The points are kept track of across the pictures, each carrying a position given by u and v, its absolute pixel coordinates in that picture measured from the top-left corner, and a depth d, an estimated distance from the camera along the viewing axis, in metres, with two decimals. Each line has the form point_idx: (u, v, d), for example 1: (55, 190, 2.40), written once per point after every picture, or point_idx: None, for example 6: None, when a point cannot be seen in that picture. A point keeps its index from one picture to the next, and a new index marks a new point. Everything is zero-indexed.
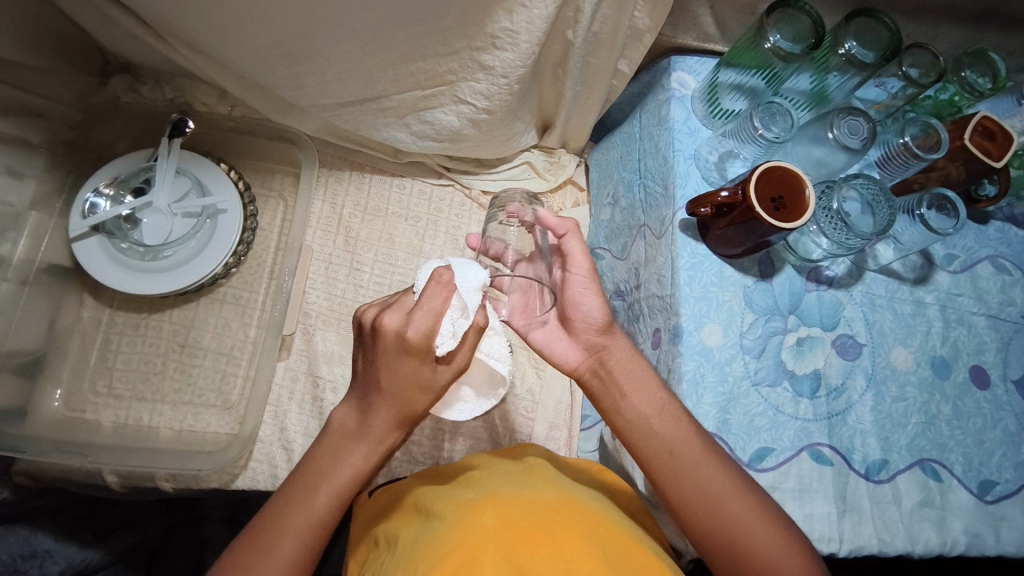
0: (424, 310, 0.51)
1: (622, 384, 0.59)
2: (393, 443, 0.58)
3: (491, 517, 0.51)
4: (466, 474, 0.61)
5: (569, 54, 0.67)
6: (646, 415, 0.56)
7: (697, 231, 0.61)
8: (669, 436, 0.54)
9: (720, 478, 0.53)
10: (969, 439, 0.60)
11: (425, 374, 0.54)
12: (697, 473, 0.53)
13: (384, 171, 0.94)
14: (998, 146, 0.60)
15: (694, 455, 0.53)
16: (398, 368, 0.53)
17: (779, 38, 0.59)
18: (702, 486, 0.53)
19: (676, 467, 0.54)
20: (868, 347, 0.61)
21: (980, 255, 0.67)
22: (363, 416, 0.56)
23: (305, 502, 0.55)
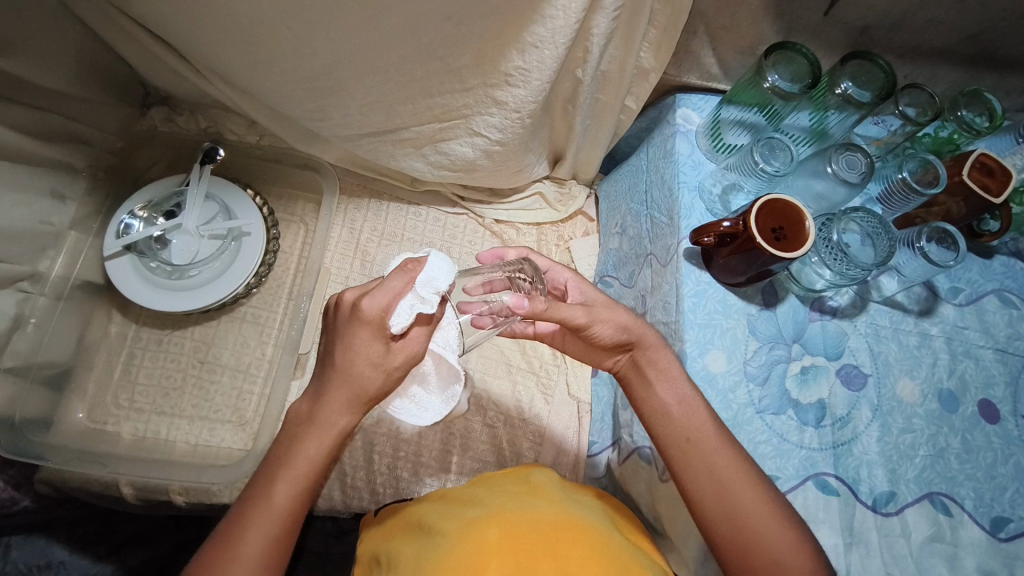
0: (386, 289, 0.52)
1: (648, 376, 0.58)
2: (346, 427, 0.56)
3: (495, 533, 0.52)
4: (469, 493, 0.61)
5: (579, 90, 0.71)
6: (662, 405, 0.56)
7: (701, 259, 0.63)
8: (688, 422, 0.54)
9: (735, 467, 0.52)
10: (980, 474, 0.60)
11: (377, 351, 0.53)
12: (715, 461, 0.53)
13: (401, 199, 0.98)
14: (997, 182, 0.61)
15: (714, 439, 0.53)
16: (357, 341, 0.52)
17: (777, 78, 0.62)
18: (718, 478, 0.52)
19: (692, 454, 0.53)
20: (873, 378, 0.61)
21: (985, 289, 0.67)
22: (314, 404, 0.55)
23: (264, 497, 0.53)
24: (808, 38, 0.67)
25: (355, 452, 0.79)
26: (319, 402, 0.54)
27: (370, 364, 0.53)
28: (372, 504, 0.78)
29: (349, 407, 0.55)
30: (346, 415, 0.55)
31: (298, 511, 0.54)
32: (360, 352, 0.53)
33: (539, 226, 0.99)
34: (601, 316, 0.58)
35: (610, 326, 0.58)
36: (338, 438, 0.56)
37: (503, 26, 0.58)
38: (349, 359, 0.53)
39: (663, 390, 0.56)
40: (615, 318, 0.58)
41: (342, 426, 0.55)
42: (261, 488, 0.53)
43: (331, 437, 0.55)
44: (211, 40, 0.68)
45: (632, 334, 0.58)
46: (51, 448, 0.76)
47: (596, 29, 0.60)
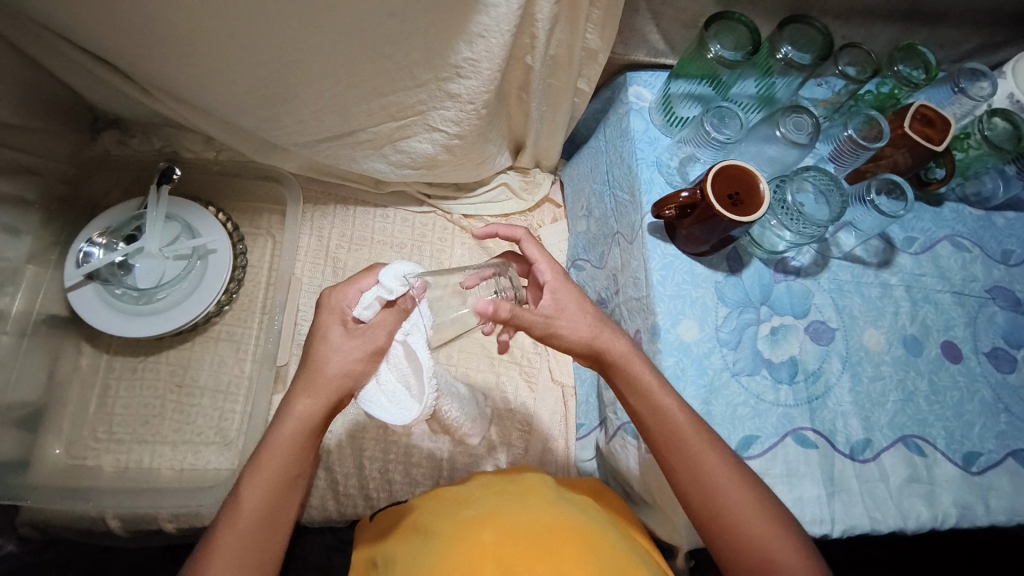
0: (357, 288, 0.59)
1: (619, 385, 0.57)
2: (311, 416, 0.56)
3: (490, 536, 0.53)
4: (464, 491, 0.61)
5: (531, 77, 0.72)
6: (640, 415, 0.56)
7: (665, 232, 0.64)
8: (668, 426, 0.54)
9: (720, 470, 0.53)
10: (948, 413, 0.62)
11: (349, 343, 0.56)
12: (695, 463, 0.53)
13: (367, 203, 0.98)
14: (939, 132, 0.64)
15: (693, 440, 0.53)
16: (332, 336, 0.57)
17: (721, 48, 0.63)
18: (706, 483, 0.53)
19: (675, 460, 0.54)
20: (840, 331, 0.63)
21: (939, 235, 0.69)
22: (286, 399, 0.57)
23: (237, 495, 0.55)
24: (747, 6, 0.68)
25: (344, 460, 0.79)
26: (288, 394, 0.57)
27: (343, 360, 0.55)
28: (367, 509, 0.78)
29: (305, 391, 0.56)
30: (301, 398, 0.56)
31: (272, 511, 0.55)
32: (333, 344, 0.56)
33: (508, 216, 0.99)
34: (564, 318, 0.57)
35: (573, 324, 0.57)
36: (305, 425, 0.56)
37: (449, 18, 0.59)
38: (323, 357, 0.56)
39: (640, 401, 0.55)
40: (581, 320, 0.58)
41: (301, 412, 0.56)
42: (235, 491, 0.55)
43: (295, 427, 0.56)
44: (153, 56, 0.66)
45: (594, 341, 0.58)
46: (29, 489, 0.74)
47: (540, 14, 0.61)
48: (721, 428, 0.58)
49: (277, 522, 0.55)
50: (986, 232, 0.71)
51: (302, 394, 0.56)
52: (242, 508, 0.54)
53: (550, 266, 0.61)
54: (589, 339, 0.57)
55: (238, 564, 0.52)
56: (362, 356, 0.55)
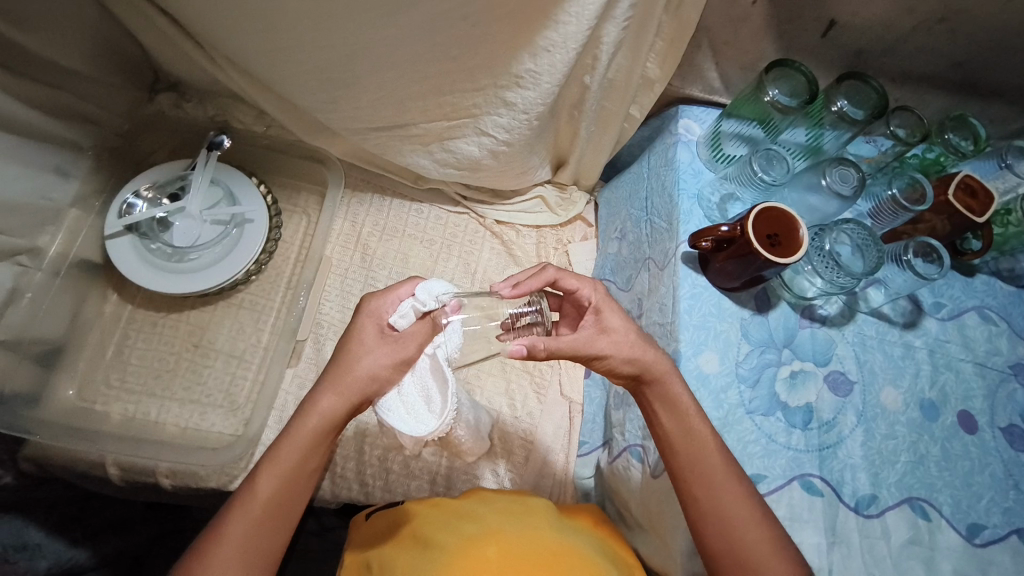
0: (393, 296, 0.64)
1: (652, 406, 0.57)
2: (332, 413, 0.59)
3: (493, 551, 0.54)
4: (468, 506, 0.62)
5: (586, 96, 0.74)
6: (670, 435, 0.56)
7: (698, 264, 0.65)
8: (695, 452, 0.55)
9: (740, 504, 0.53)
10: (957, 481, 0.62)
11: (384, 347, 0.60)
12: (717, 493, 0.53)
13: (404, 196, 1.00)
14: (981, 204, 0.65)
15: (719, 469, 0.54)
16: (365, 337, 0.61)
17: (777, 93, 0.64)
18: (723, 514, 0.53)
19: (695, 487, 0.54)
20: (859, 385, 0.64)
21: (967, 305, 0.70)
22: (311, 395, 0.60)
23: (250, 482, 0.56)
24: (806, 58, 0.70)
25: (346, 444, 0.79)
26: (313, 389, 0.60)
27: (373, 360, 0.60)
28: (361, 495, 0.78)
29: (332, 389, 0.59)
30: (328, 395, 0.59)
31: (284, 501, 0.57)
32: (365, 345, 0.60)
33: (539, 228, 1.00)
34: (602, 339, 0.58)
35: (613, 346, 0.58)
36: (328, 423, 0.59)
37: (519, 28, 0.61)
38: (356, 355, 0.60)
39: (672, 421, 0.56)
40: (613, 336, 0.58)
41: (327, 408, 0.59)
42: (250, 478, 0.57)
43: (316, 422, 0.59)
44: (230, 26, 0.69)
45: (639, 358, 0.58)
46: (37, 425, 0.75)
47: (606, 37, 0.63)
48: None
49: (288, 511, 0.57)
50: (1015, 308, 0.71)
51: (329, 392, 0.60)
52: (255, 495, 0.56)
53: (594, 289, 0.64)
54: (634, 355, 0.58)
55: (247, 548, 0.54)
56: (392, 363, 0.60)
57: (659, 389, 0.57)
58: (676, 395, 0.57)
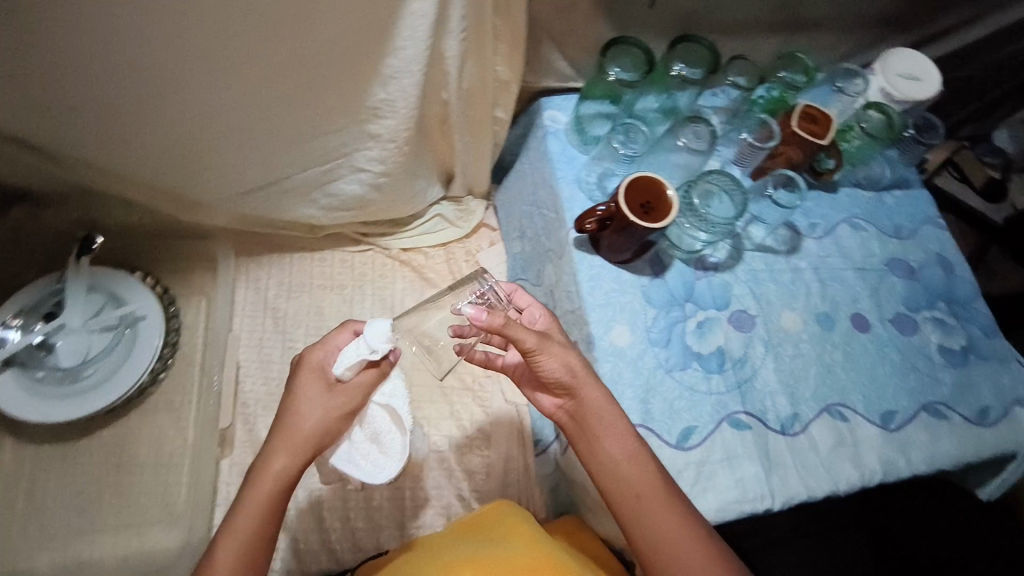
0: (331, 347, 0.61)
1: (595, 429, 0.57)
2: (285, 471, 0.57)
3: None
4: (449, 536, 0.64)
5: (449, 111, 0.75)
6: (616, 462, 0.56)
7: (591, 246, 0.68)
8: (638, 480, 0.56)
9: (679, 524, 0.55)
10: (863, 378, 0.68)
11: (328, 396, 0.59)
12: (659, 517, 0.55)
13: (303, 248, 0.98)
14: (823, 127, 0.70)
15: (661, 504, 0.55)
16: (310, 395, 0.59)
17: (619, 71, 0.69)
18: (664, 535, 0.55)
19: (640, 512, 0.56)
20: (760, 317, 0.69)
21: (837, 219, 0.76)
22: (259, 457, 0.58)
23: (208, 559, 0.54)
24: (643, 29, 0.74)
25: (303, 517, 0.77)
26: (261, 451, 0.58)
27: (321, 412, 0.59)
28: (332, 562, 0.76)
29: (283, 449, 0.57)
30: (280, 455, 0.57)
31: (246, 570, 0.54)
32: (311, 403, 0.59)
33: (446, 245, 1.02)
34: (550, 346, 0.56)
35: (556, 360, 0.56)
36: (283, 483, 0.57)
37: (358, 57, 0.62)
38: (301, 413, 0.58)
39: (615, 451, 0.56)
40: (567, 350, 0.57)
41: (277, 469, 0.57)
42: (208, 553, 0.55)
43: (271, 484, 0.57)
44: (56, 125, 0.65)
45: (571, 371, 0.56)
46: None
47: (448, 51, 0.64)
48: (663, 423, 0.62)
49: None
50: (879, 211, 0.78)
51: (279, 453, 0.57)
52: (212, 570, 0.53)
53: (540, 310, 0.64)
54: (568, 374, 0.56)
55: None
56: (342, 410, 0.60)
57: (594, 416, 0.57)
58: (613, 419, 0.57)
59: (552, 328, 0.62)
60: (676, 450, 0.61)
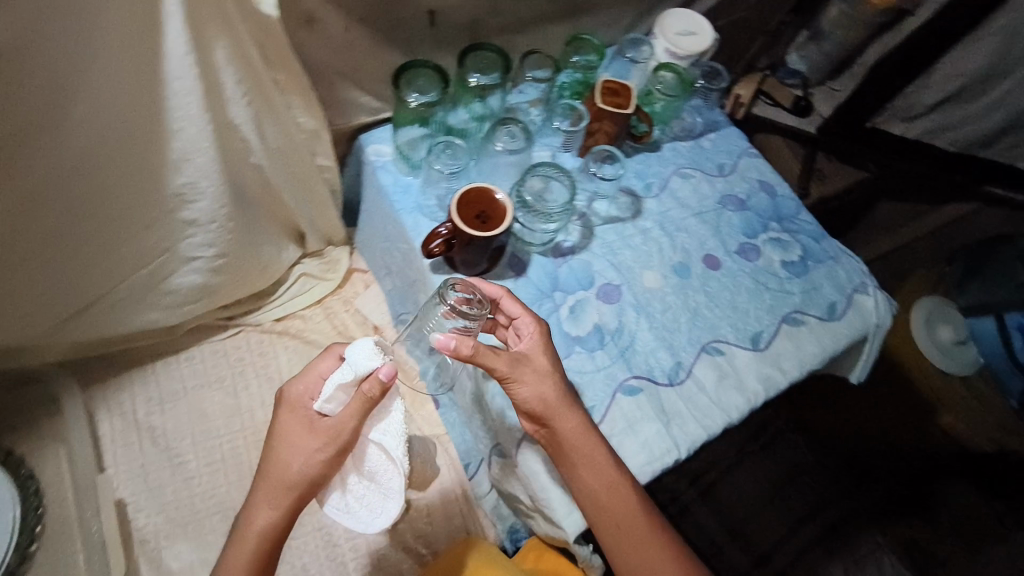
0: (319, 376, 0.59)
1: (571, 457, 0.59)
2: (269, 526, 0.57)
3: None
4: None
5: (266, 175, 0.71)
6: (594, 488, 0.59)
7: (448, 265, 0.71)
8: (616, 500, 0.60)
9: (648, 534, 0.61)
10: (728, 310, 0.75)
11: (305, 436, 0.57)
12: (632, 530, 0.60)
13: (164, 353, 0.91)
14: (625, 98, 0.73)
15: (635, 519, 0.60)
16: (291, 437, 0.57)
17: (419, 95, 0.67)
18: (637, 545, 0.60)
19: (617, 527, 0.60)
20: (623, 284, 0.74)
21: (668, 173, 0.82)
22: (246, 509, 0.58)
23: None
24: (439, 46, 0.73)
25: None
26: (247, 505, 0.58)
27: (299, 458, 0.57)
28: None
29: (266, 502, 0.57)
30: (263, 511, 0.57)
31: None
32: (291, 446, 0.57)
33: (321, 301, 0.98)
34: (523, 374, 0.59)
35: (529, 389, 0.59)
36: (268, 539, 0.57)
37: (131, 137, 0.57)
38: (283, 459, 0.57)
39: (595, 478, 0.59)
40: (543, 379, 0.60)
41: (263, 524, 0.57)
42: None
43: (257, 538, 0.57)
44: None
45: (548, 403, 0.59)
46: None
47: (236, 118, 0.61)
48: None
49: None
50: (700, 156, 0.84)
51: (264, 506, 0.57)
52: None
53: (529, 317, 0.62)
54: (544, 406, 0.59)
55: None
56: (325, 456, 0.56)
57: (570, 447, 0.59)
58: (588, 449, 0.59)
59: (535, 349, 0.61)
60: None
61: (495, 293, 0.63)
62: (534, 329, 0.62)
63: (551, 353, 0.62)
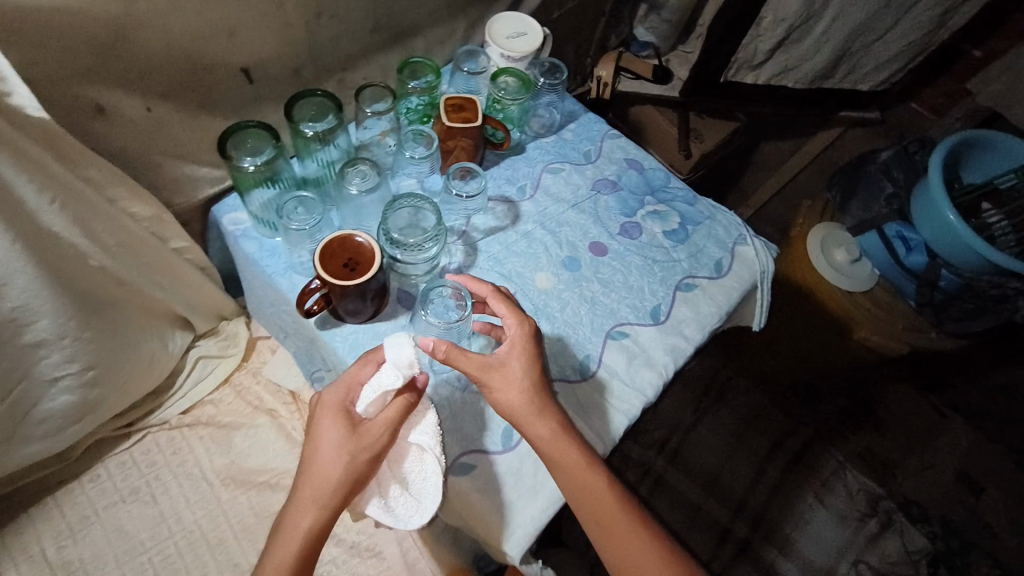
0: (348, 380, 0.58)
1: (546, 458, 0.60)
2: (312, 527, 0.55)
3: None
4: None
5: (114, 273, 0.67)
6: (572, 486, 0.60)
7: (335, 318, 0.70)
8: (593, 497, 0.60)
9: (628, 525, 0.62)
10: (624, 292, 0.75)
11: (344, 434, 0.55)
12: (613, 524, 0.61)
13: (65, 478, 0.85)
14: (472, 111, 0.74)
15: (614, 511, 0.62)
16: (330, 435, 0.55)
17: (254, 158, 0.63)
18: (619, 539, 0.61)
19: (598, 520, 0.61)
20: (517, 293, 0.73)
21: (537, 173, 0.83)
22: (291, 502, 0.57)
23: None
24: (272, 103, 0.70)
25: None
26: (293, 501, 0.57)
27: (336, 455, 0.55)
28: None
29: (313, 502, 0.55)
30: (310, 513, 0.55)
31: None
32: (330, 444, 0.55)
33: (228, 379, 0.93)
34: (497, 379, 0.61)
35: (507, 390, 0.61)
36: (311, 540, 0.55)
37: None
38: (320, 458, 0.55)
39: (572, 478, 0.60)
40: (514, 386, 0.61)
41: (306, 525, 0.55)
42: None
43: (300, 537, 0.55)
44: None
45: (525, 405, 0.60)
46: None
47: (55, 227, 0.56)
48: (479, 437, 0.65)
49: None
50: (564, 148, 0.86)
51: (308, 506, 0.55)
52: None
53: (515, 319, 0.64)
54: (520, 408, 0.60)
55: None
56: (368, 458, 0.55)
57: (543, 450, 0.60)
58: (561, 451, 0.60)
59: (517, 346, 0.62)
60: (502, 455, 0.65)
61: (482, 292, 0.66)
62: (516, 331, 0.63)
63: (529, 363, 0.62)
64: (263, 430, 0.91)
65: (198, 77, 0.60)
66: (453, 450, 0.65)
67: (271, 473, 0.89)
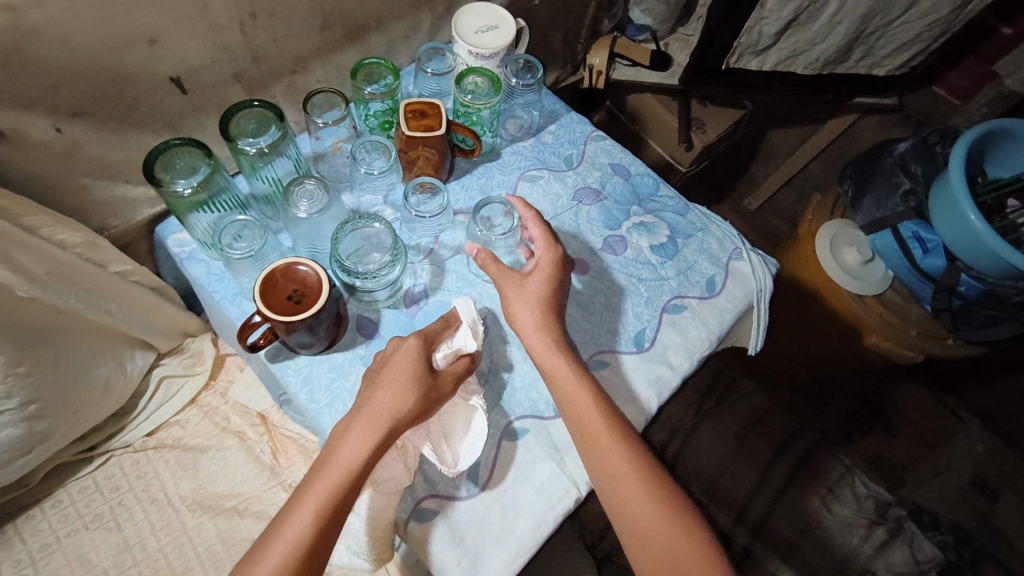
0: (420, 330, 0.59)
1: (545, 370, 0.60)
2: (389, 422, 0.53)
3: None
4: None
5: (48, 304, 0.61)
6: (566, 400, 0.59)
7: (286, 350, 0.63)
8: (587, 418, 0.58)
9: (627, 460, 0.57)
10: (605, 315, 0.69)
11: (420, 357, 0.55)
12: (610, 457, 0.56)
13: (25, 505, 0.81)
14: (435, 117, 0.66)
15: (613, 442, 0.57)
16: (408, 353, 0.56)
17: (187, 180, 0.56)
18: (615, 472, 0.56)
19: (592, 447, 0.57)
20: (489, 315, 0.68)
21: (513, 181, 0.76)
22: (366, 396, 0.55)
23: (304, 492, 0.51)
24: (211, 113, 0.65)
25: None
26: (370, 396, 0.54)
27: (415, 365, 0.55)
28: None
29: (390, 395, 0.53)
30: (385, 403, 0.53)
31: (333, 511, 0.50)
32: (409, 354, 0.55)
33: (196, 399, 0.89)
34: (517, 291, 0.62)
35: (519, 303, 0.62)
36: (383, 431, 0.53)
37: None
38: (399, 359, 0.55)
39: (568, 391, 0.59)
40: (526, 298, 0.62)
41: (383, 413, 0.53)
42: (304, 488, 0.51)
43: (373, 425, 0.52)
44: None
45: (535, 316, 0.61)
46: None
47: None
48: (444, 481, 0.58)
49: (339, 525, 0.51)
50: (543, 152, 0.79)
51: (381, 396, 0.53)
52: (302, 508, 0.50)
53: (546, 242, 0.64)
54: (527, 319, 0.61)
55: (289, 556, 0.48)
56: (438, 397, 0.56)
57: (539, 360, 0.60)
58: (557, 364, 0.60)
59: (544, 267, 0.63)
60: (471, 500, 0.58)
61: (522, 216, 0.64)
62: (542, 250, 0.64)
63: (549, 283, 0.62)
64: (231, 452, 0.87)
65: (119, 91, 0.54)
66: (416, 494, 0.58)
67: (238, 498, 0.85)
